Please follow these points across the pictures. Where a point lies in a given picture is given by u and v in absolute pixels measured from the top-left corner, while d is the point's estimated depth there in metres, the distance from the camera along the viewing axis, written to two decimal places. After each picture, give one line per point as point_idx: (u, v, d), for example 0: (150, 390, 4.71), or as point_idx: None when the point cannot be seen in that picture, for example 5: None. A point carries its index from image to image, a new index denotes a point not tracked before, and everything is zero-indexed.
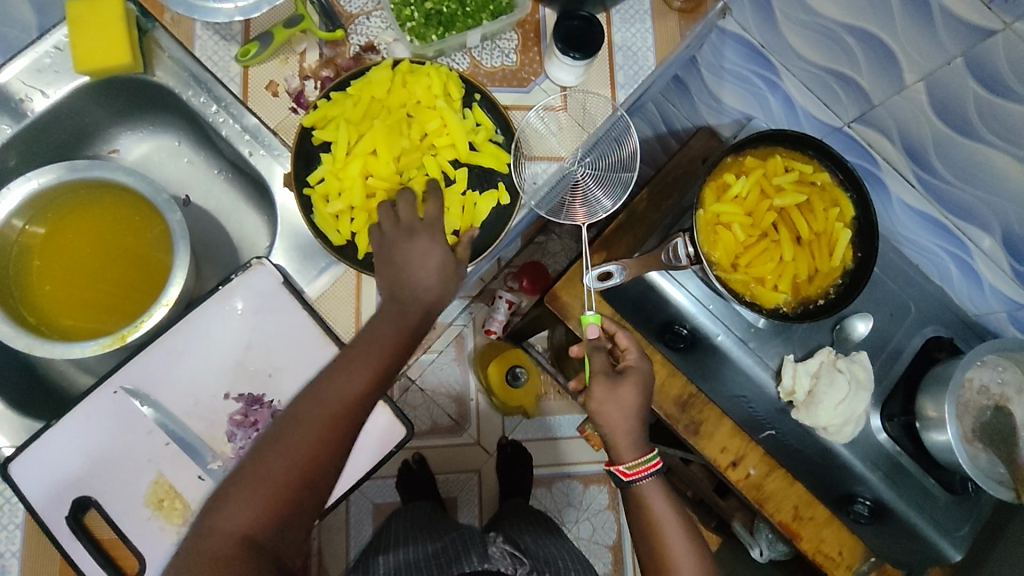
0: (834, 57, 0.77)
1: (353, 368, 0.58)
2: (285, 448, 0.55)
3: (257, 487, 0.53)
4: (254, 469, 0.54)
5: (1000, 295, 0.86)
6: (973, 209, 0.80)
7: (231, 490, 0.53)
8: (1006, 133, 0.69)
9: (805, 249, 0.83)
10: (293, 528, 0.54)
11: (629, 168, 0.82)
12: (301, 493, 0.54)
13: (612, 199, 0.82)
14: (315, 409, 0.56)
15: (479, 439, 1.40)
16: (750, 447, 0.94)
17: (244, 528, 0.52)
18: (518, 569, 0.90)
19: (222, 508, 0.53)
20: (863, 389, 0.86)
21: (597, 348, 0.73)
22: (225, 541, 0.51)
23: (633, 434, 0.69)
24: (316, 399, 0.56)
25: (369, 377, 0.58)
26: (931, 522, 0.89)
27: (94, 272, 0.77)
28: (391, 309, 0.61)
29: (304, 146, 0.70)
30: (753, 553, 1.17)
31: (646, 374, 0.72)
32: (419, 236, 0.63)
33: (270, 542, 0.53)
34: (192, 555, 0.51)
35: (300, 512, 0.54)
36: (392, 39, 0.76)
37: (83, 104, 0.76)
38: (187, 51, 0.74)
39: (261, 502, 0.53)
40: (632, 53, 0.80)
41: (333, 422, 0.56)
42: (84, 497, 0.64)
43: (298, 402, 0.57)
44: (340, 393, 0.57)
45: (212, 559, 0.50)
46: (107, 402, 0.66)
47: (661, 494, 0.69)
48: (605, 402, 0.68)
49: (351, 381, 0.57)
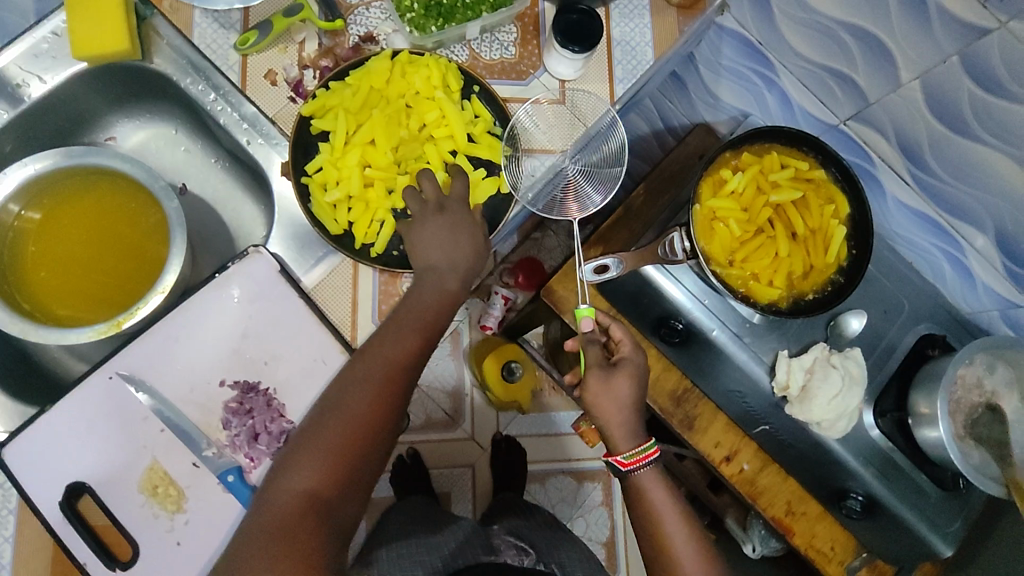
0: (831, 55, 0.78)
1: (400, 334, 0.60)
2: (340, 412, 0.56)
3: (316, 451, 0.54)
4: (311, 436, 0.56)
5: (993, 294, 0.87)
6: (967, 208, 0.80)
7: (293, 455, 0.55)
8: (1001, 132, 0.70)
9: (799, 245, 0.84)
10: (353, 491, 0.55)
11: (618, 161, 0.80)
12: (360, 457, 0.56)
13: (602, 192, 0.80)
14: (366, 375, 0.58)
15: (472, 434, 1.37)
16: (743, 442, 0.95)
17: (309, 489, 0.53)
18: (523, 559, 0.95)
19: (285, 473, 0.54)
20: (856, 385, 0.87)
21: (591, 342, 0.74)
22: (292, 503, 0.52)
23: (629, 425, 0.69)
24: (366, 366, 0.58)
25: (413, 343, 0.60)
26: (923, 517, 0.89)
27: (89, 259, 0.76)
28: (426, 284, 0.63)
29: (303, 136, 0.70)
30: (746, 550, 1.17)
31: (639, 365, 0.73)
32: (450, 213, 0.65)
33: (335, 503, 0.54)
34: (262, 517, 0.52)
35: (360, 475, 0.56)
36: (391, 31, 0.76)
37: (81, 90, 0.76)
38: (185, 39, 0.74)
39: (323, 462, 0.54)
40: (631, 48, 0.80)
41: (385, 385, 0.58)
42: (79, 482, 0.64)
43: (347, 372, 0.59)
44: (389, 357, 0.59)
45: (282, 520, 0.51)
46: (103, 387, 0.65)
47: (659, 484, 0.69)
48: (600, 393, 0.69)
49: (398, 346, 0.59)
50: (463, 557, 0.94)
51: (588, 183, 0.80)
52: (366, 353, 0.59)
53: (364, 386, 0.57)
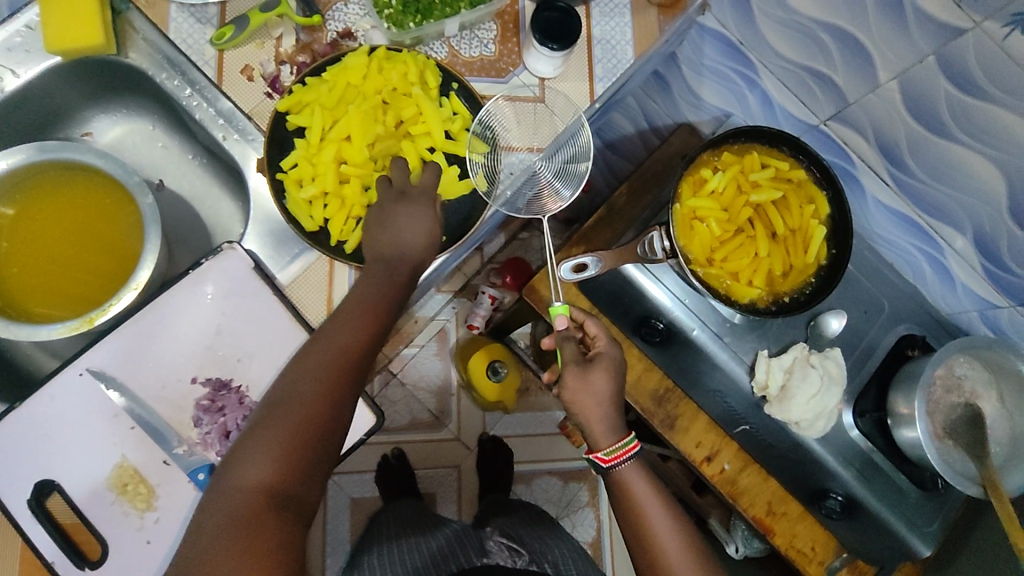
0: (811, 55, 0.78)
1: (353, 319, 0.59)
2: (294, 402, 0.55)
3: (269, 442, 0.53)
4: (263, 427, 0.54)
5: (972, 294, 0.88)
6: (945, 208, 0.81)
7: (245, 447, 0.53)
8: (978, 133, 0.70)
9: (779, 245, 0.83)
10: (310, 481, 0.54)
11: (584, 158, 0.80)
12: (316, 445, 0.54)
13: (569, 189, 0.81)
14: (317, 363, 0.57)
15: (459, 434, 1.40)
16: (725, 441, 0.94)
17: (264, 482, 0.51)
18: (516, 560, 0.93)
19: (237, 467, 0.52)
20: (835, 384, 0.87)
21: (566, 339, 0.73)
22: (247, 497, 0.51)
23: (608, 420, 0.69)
24: (316, 354, 0.57)
25: (365, 327, 0.59)
26: (904, 519, 0.90)
27: (67, 257, 0.75)
28: (379, 270, 0.62)
29: (278, 133, 0.69)
30: (729, 550, 1.17)
31: (617, 359, 0.72)
32: (410, 200, 0.65)
33: (293, 494, 0.52)
34: (215, 513, 0.50)
35: (317, 464, 0.54)
36: (369, 27, 0.76)
37: (55, 84, 0.75)
38: (161, 34, 0.73)
39: (278, 453, 0.53)
40: (611, 46, 0.80)
41: (337, 372, 0.57)
42: (48, 480, 0.63)
43: (299, 361, 0.58)
44: (341, 343, 0.58)
45: (237, 514, 0.50)
46: (73, 384, 0.65)
47: (642, 478, 0.68)
48: (578, 390, 0.68)
49: (349, 332, 0.58)
50: (454, 561, 0.94)
51: (558, 183, 0.80)
52: (316, 342, 0.58)
53: (319, 373, 0.56)
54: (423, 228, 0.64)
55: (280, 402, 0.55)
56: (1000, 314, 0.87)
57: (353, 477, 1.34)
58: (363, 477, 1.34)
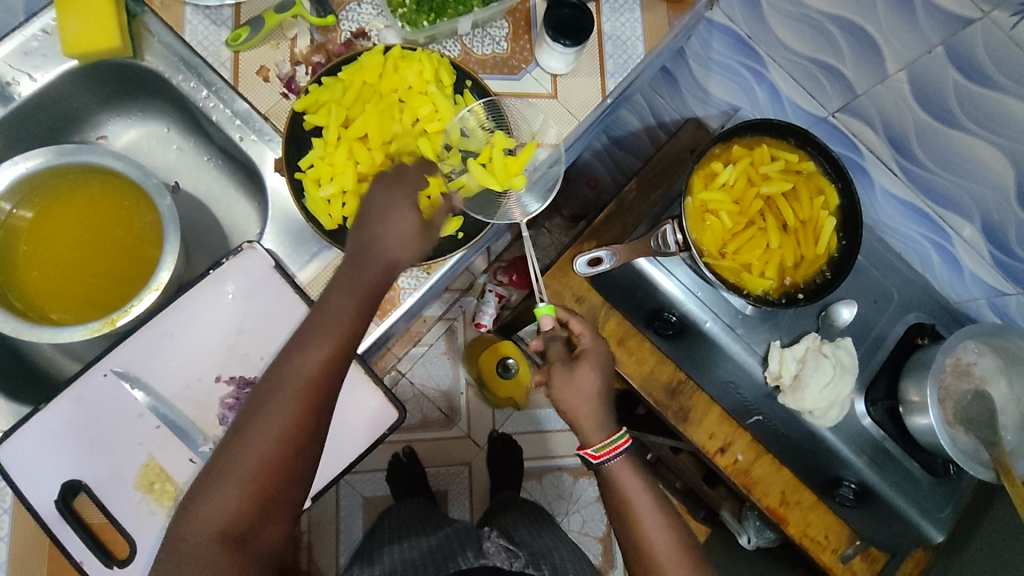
0: (819, 47, 0.78)
1: (313, 348, 0.57)
2: (250, 442, 0.54)
3: (226, 486, 0.53)
4: (220, 467, 0.54)
5: (980, 282, 0.89)
6: (955, 198, 0.82)
7: (203, 489, 0.54)
8: (988, 123, 0.71)
9: (790, 237, 0.84)
10: (271, 519, 0.55)
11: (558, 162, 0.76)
12: (279, 483, 0.55)
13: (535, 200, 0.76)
14: (273, 399, 0.55)
15: (469, 432, 1.40)
16: (738, 432, 0.97)
17: (223, 523, 0.53)
18: (514, 562, 0.90)
19: (193, 508, 0.53)
20: (847, 373, 0.88)
21: (551, 339, 0.74)
22: (202, 542, 0.52)
23: (597, 417, 0.69)
24: (277, 387, 0.56)
25: (330, 354, 0.57)
26: (915, 504, 0.91)
27: (88, 259, 0.76)
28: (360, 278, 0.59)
29: (296, 131, 0.70)
30: (741, 541, 1.19)
31: (602, 355, 0.74)
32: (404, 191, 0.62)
33: (250, 535, 0.54)
34: (172, 558, 0.52)
35: (281, 498, 0.55)
36: (383, 26, 0.77)
37: (71, 88, 0.76)
38: (177, 36, 0.74)
39: (232, 498, 0.53)
40: (622, 42, 0.81)
41: (294, 409, 0.55)
42: (74, 481, 0.64)
43: (259, 391, 0.56)
44: (297, 376, 0.56)
45: (194, 560, 0.52)
46: (97, 385, 0.65)
47: (632, 473, 0.69)
48: (565, 388, 0.70)
49: (312, 364, 0.56)
50: (451, 563, 0.90)
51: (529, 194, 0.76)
52: (277, 370, 0.56)
53: (277, 411, 0.55)
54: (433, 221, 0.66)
55: (238, 440, 0.55)
56: (1008, 301, 0.88)
57: (364, 477, 1.35)
58: (374, 475, 1.35)
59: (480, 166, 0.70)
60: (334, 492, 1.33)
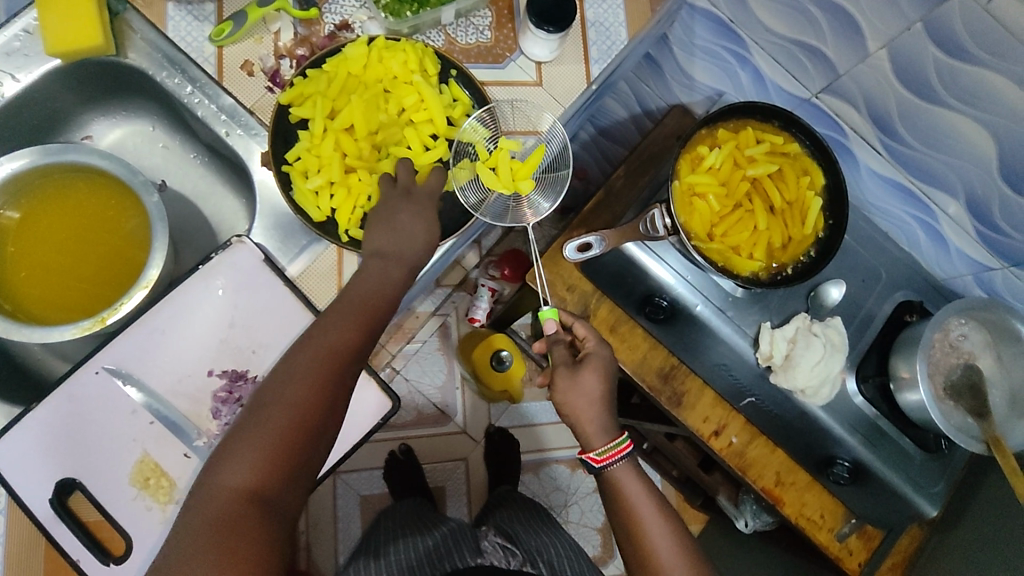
0: (801, 29, 0.79)
1: (344, 320, 0.60)
2: (282, 401, 0.55)
3: (257, 442, 0.53)
4: (249, 427, 0.54)
5: (965, 258, 0.90)
6: (938, 174, 0.82)
7: (231, 448, 0.53)
8: (970, 98, 0.72)
9: (778, 218, 0.85)
10: (295, 485, 0.54)
11: (563, 164, 0.78)
12: (303, 449, 0.55)
13: (550, 200, 0.78)
14: (306, 363, 0.57)
15: (465, 426, 1.40)
16: (731, 415, 0.97)
17: (247, 486, 0.51)
18: (510, 560, 0.91)
19: (221, 467, 0.52)
20: (837, 351, 0.90)
21: (555, 342, 0.75)
22: (230, 499, 0.51)
23: (600, 421, 0.70)
24: (301, 361, 0.57)
25: (357, 333, 0.60)
26: (908, 480, 0.92)
27: (75, 259, 0.76)
28: (377, 265, 0.63)
29: (282, 125, 0.70)
30: (739, 525, 1.21)
31: (606, 358, 0.74)
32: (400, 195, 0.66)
33: (274, 499, 0.52)
34: (196, 515, 0.50)
35: (301, 470, 0.55)
36: (366, 18, 0.77)
37: (55, 88, 0.76)
38: (160, 33, 0.74)
39: (262, 455, 0.53)
40: (605, 28, 0.82)
41: (326, 372, 0.57)
42: (69, 479, 0.63)
43: (290, 360, 0.58)
44: (330, 341, 0.58)
45: (220, 517, 0.49)
46: (90, 383, 0.65)
47: (634, 476, 0.69)
48: (568, 392, 0.70)
49: (338, 340, 0.59)
50: (446, 562, 0.91)
51: (538, 193, 0.77)
52: (307, 342, 0.59)
53: (309, 373, 0.57)
54: (420, 209, 0.66)
55: (270, 402, 0.56)
56: (994, 277, 0.89)
57: (360, 475, 1.35)
58: (371, 474, 1.35)
59: (490, 173, 0.72)
60: (331, 490, 1.33)
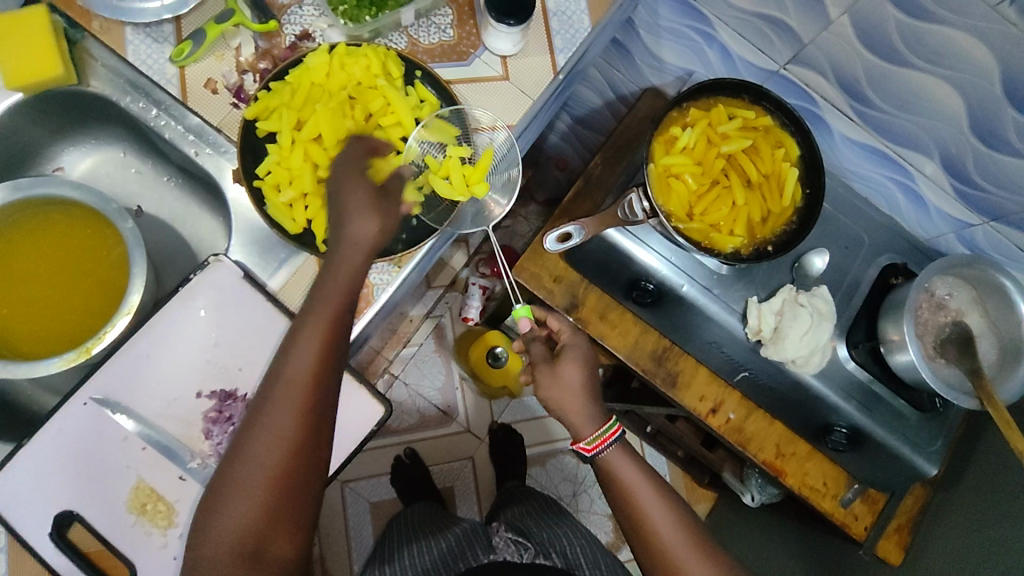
0: (762, 2, 0.78)
1: (302, 355, 0.57)
2: (252, 454, 0.55)
3: (237, 500, 0.55)
4: (227, 482, 0.55)
5: (945, 216, 0.90)
6: (911, 136, 0.83)
7: (215, 504, 0.55)
8: (934, 57, 0.72)
9: (755, 192, 0.85)
10: (283, 529, 0.56)
11: (514, 163, 0.77)
12: (283, 495, 0.56)
13: (507, 197, 0.79)
14: (269, 408, 0.56)
15: (468, 426, 1.40)
16: (727, 391, 0.99)
17: (237, 540, 0.54)
18: (523, 554, 0.90)
19: (209, 526, 0.55)
20: (825, 320, 0.90)
21: (532, 340, 0.76)
22: (222, 558, 0.54)
23: (587, 411, 0.70)
24: (265, 407, 0.56)
25: (317, 366, 0.58)
26: (907, 440, 0.92)
27: (57, 292, 0.75)
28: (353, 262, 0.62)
29: (249, 140, 0.70)
30: (746, 500, 1.20)
31: (584, 349, 0.74)
32: None
33: (266, 547, 0.55)
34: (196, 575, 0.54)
35: (289, 512, 0.56)
36: (326, 26, 0.76)
37: (20, 122, 0.75)
38: (121, 58, 0.73)
39: (243, 513, 0.55)
40: (567, 17, 0.81)
41: (291, 417, 0.56)
42: (66, 512, 0.63)
43: (257, 403, 0.57)
44: (290, 384, 0.57)
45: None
46: (78, 414, 0.65)
47: (626, 460, 0.69)
48: (551, 386, 0.70)
49: (301, 371, 0.57)
50: (460, 563, 0.92)
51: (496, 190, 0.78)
52: (270, 382, 0.58)
53: (274, 421, 0.56)
54: None
55: (242, 454, 0.56)
56: (975, 232, 0.90)
57: (366, 482, 1.35)
58: (377, 480, 1.35)
59: (443, 182, 0.70)
60: (339, 499, 1.33)
